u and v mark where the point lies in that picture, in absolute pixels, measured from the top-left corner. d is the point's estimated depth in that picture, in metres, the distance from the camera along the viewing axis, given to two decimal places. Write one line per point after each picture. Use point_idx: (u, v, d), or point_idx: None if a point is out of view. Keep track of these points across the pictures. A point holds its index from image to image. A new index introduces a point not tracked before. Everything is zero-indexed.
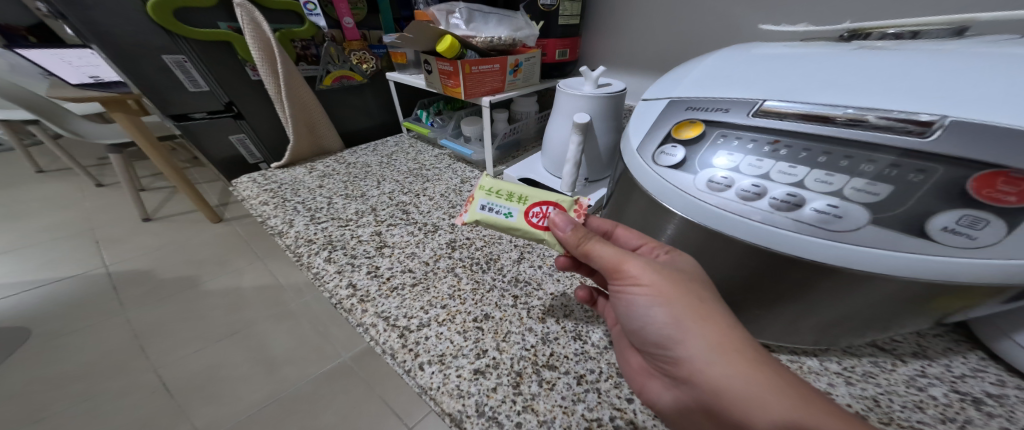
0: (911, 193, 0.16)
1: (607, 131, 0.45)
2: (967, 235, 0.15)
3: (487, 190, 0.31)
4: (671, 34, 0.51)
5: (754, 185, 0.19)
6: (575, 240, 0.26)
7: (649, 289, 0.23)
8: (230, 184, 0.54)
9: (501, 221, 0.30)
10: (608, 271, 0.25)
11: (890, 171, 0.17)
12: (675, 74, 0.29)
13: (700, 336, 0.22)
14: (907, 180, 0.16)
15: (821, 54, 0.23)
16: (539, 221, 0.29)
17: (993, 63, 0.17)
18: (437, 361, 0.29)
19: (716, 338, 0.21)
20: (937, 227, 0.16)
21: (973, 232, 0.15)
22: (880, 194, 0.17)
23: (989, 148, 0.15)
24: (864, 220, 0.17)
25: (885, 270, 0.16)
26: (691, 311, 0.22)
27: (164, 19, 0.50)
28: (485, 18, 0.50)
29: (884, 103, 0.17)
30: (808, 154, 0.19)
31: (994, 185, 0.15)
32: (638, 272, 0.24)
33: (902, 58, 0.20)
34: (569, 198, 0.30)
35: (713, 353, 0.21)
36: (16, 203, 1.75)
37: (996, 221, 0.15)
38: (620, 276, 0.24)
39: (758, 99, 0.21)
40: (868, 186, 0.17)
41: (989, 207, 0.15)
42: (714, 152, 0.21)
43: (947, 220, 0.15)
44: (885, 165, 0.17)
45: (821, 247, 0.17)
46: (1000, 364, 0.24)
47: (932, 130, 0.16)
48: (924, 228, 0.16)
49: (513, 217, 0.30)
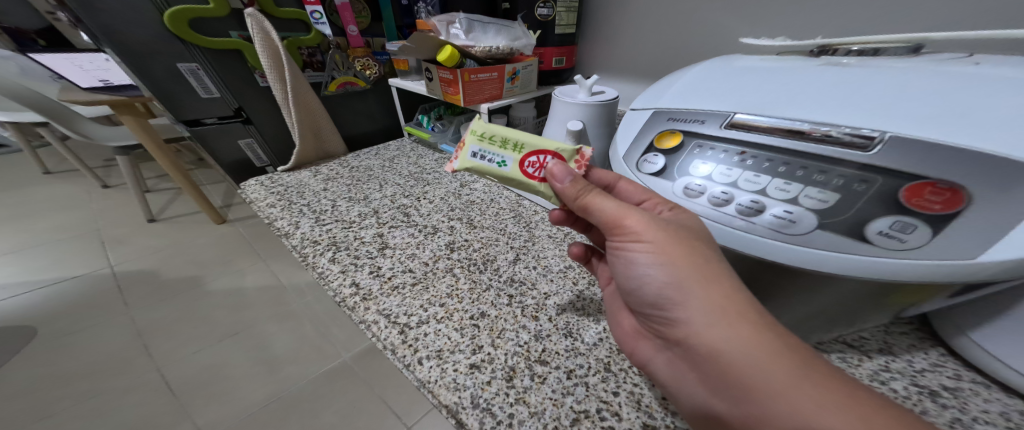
0: (856, 201, 0.18)
1: (601, 137, 0.47)
2: (898, 238, 0.17)
3: (480, 136, 0.29)
4: (664, 43, 0.52)
5: (723, 192, 0.21)
6: (574, 191, 0.25)
7: (651, 247, 0.22)
8: (239, 187, 0.56)
9: (494, 170, 0.28)
10: (609, 226, 0.24)
11: (840, 180, 0.19)
12: (660, 85, 0.31)
13: (701, 295, 0.21)
14: (854, 189, 0.18)
15: (791, 68, 0.25)
16: (534, 171, 0.27)
17: (937, 81, 0.19)
18: (435, 356, 0.31)
19: (713, 297, 0.21)
20: (874, 231, 0.17)
21: (904, 236, 0.17)
22: (828, 201, 0.18)
23: (918, 161, 0.17)
24: (815, 224, 0.18)
25: (836, 270, 0.18)
26: (691, 270, 0.21)
27: (180, 29, 0.53)
28: (484, 28, 0.51)
29: (837, 117, 0.19)
30: (770, 164, 0.21)
31: (922, 195, 0.17)
32: (641, 228, 0.23)
33: (860, 75, 0.21)
34: (570, 147, 0.27)
35: (712, 316, 0.20)
36: (24, 204, 1.78)
37: (922, 227, 0.16)
38: (621, 231, 0.24)
39: (730, 111, 0.23)
40: (820, 194, 0.19)
41: (918, 214, 0.17)
42: (690, 161, 0.23)
43: (881, 225, 0.17)
44: (835, 175, 0.19)
45: (779, 249, 0.19)
46: (959, 359, 0.26)
47: (874, 144, 0.18)
48: (864, 232, 0.18)
49: (507, 166, 0.28)
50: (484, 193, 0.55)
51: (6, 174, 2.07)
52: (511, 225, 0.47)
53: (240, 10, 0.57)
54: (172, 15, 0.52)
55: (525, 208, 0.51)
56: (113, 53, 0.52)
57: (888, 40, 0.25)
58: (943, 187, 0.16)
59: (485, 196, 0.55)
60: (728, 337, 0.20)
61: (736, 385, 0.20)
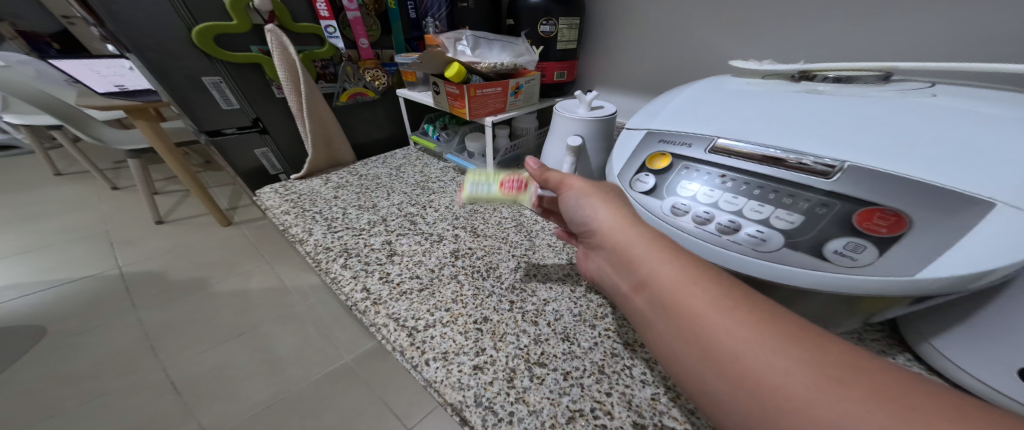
0: (818, 223, 0.20)
1: (598, 150, 0.49)
2: (850, 256, 0.19)
3: (472, 178, 0.42)
4: (661, 60, 0.55)
5: (705, 212, 0.23)
6: (539, 174, 0.31)
7: (577, 190, 0.28)
8: (254, 194, 0.59)
9: (485, 192, 0.40)
10: (556, 188, 0.30)
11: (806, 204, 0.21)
12: (653, 106, 0.33)
13: (607, 212, 0.25)
14: (817, 213, 0.20)
15: (770, 94, 0.27)
16: (508, 187, 0.39)
17: (898, 112, 0.21)
18: (441, 357, 0.33)
19: (622, 216, 0.24)
20: (830, 250, 0.19)
21: (855, 254, 0.19)
22: (794, 222, 0.21)
23: (870, 189, 0.19)
24: (782, 243, 0.21)
25: (799, 283, 0.20)
26: (608, 200, 0.26)
27: (205, 43, 0.56)
28: (489, 45, 0.54)
29: (806, 146, 0.21)
30: (747, 187, 0.23)
31: (872, 219, 0.19)
32: (572, 180, 0.28)
33: (830, 104, 0.23)
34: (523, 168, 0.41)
35: (613, 225, 0.24)
36: (38, 205, 1.83)
37: (871, 247, 0.18)
38: (562, 186, 0.29)
39: (713, 136, 0.25)
40: (789, 217, 0.21)
41: (869, 236, 0.19)
42: (678, 181, 0.25)
43: (837, 245, 0.19)
44: (802, 199, 0.21)
45: (750, 263, 0.21)
46: (923, 364, 0.27)
47: (835, 172, 0.20)
48: (821, 250, 0.20)
49: (493, 189, 0.40)
50: (487, 202, 0.58)
51: (21, 175, 2.13)
52: (513, 234, 0.49)
53: (261, 25, 0.60)
54: (200, 32, 0.55)
55: (526, 217, 0.53)
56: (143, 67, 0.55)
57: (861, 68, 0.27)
58: (889, 214, 0.18)
59: (488, 205, 0.57)
60: (624, 240, 0.23)
61: (632, 278, 0.23)
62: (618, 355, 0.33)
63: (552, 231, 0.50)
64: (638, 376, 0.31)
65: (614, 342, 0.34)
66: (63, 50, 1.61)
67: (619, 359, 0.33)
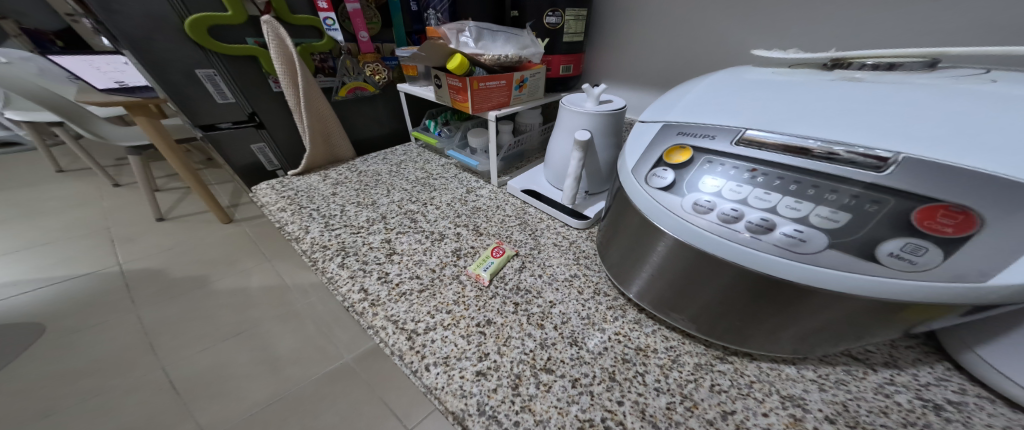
0: (867, 221, 0.19)
1: (606, 146, 0.47)
2: (909, 260, 0.18)
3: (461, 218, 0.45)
4: (673, 53, 0.53)
5: (733, 210, 0.22)
6: None
7: None
8: (250, 191, 0.57)
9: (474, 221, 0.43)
10: None
11: (851, 200, 0.19)
12: (670, 96, 0.31)
13: None
14: (864, 210, 0.19)
15: (801, 83, 0.25)
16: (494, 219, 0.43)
17: (952, 101, 0.19)
18: (442, 363, 0.31)
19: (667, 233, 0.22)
20: (885, 253, 0.18)
21: (915, 258, 0.17)
22: (839, 222, 0.19)
23: (927, 184, 0.17)
24: (824, 244, 0.19)
25: (845, 289, 0.18)
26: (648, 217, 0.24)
27: (198, 34, 0.54)
28: (493, 36, 0.52)
29: (848, 137, 0.19)
30: (781, 182, 0.21)
31: (934, 218, 0.17)
32: None
33: (870, 92, 0.21)
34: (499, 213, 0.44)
35: None
36: (36, 202, 1.82)
37: (933, 249, 0.17)
38: None
39: (740, 127, 0.23)
40: (831, 214, 0.19)
41: (930, 236, 0.17)
42: (701, 176, 0.24)
43: (893, 246, 0.18)
44: (847, 196, 0.19)
45: (791, 267, 0.19)
46: (963, 374, 0.27)
47: (888, 165, 0.18)
48: (874, 252, 0.18)
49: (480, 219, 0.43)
50: (490, 199, 0.56)
51: (21, 171, 2.12)
52: (517, 233, 0.48)
53: (257, 17, 0.58)
54: (192, 22, 0.53)
55: (531, 215, 0.51)
56: (135, 60, 0.53)
57: (901, 55, 0.25)
58: (955, 211, 0.17)
59: (491, 202, 0.55)
60: None
61: None
62: (629, 361, 0.31)
63: (557, 230, 0.48)
64: (651, 384, 0.29)
65: (625, 346, 0.32)
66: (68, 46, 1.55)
67: (630, 366, 0.31)
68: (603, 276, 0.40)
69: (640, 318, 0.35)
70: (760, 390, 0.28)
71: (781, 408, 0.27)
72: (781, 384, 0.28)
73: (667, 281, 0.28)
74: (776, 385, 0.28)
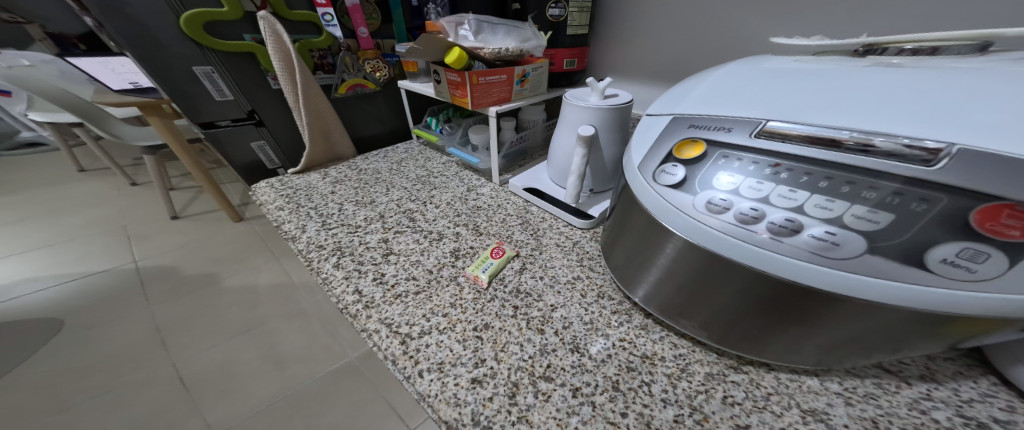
0: (915, 222, 0.16)
1: (612, 143, 0.45)
2: (966, 267, 0.15)
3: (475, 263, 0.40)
4: (683, 44, 0.50)
5: (753, 209, 0.20)
6: None
7: None
8: (249, 188, 0.57)
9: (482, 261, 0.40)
10: None
11: (893, 199, 0.17)
12: (681, 88, 0.29)
13: None
14: (910, 209, 0.17)
15: (829, 70, 0.22)
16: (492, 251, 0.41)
17: (1014, 84, 0.16)
18: (436, 369, 0.29)
19: None
20: (937, 259, 0.16)
21: (973, 265, 0.15)
22: (879, 223, 0.17)
23: (988, 179, 0.15)
24: (861, 248, 0.17)
25: (884, 299, 0.16)
26: None
27: (193, 30, 0.53)
28: (493, 29, 0.50)
29: (891, 127, 0.17)
30: (809, 178, 0.19)
31: (997, 219, 0.15)
32: None
33: (911, 78, 0.19)
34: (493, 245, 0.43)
35: None
36: (56, 200, 1.86)
37: (996, 255, 0.15)
38: None
39: (761, 118, 0.21)
40: (869, 214, 0.17)
41: (992, 241, 0.15)
42: (716, 172, 0.22)
43: (947, 252, 0.16)
44: (887, 193, 0.17)
45: (822, 274, 0.17)
46: (1012, 390, 0.24)
47: (939, 158, 0.16)
48: (923, 258, 0.16)
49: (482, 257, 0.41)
50: (491, 198, 0.54)
51: (43, 170, 2.18)
52: (519, 232, 0.46)
53: (253, 13, 0.57)
54: (187, 19, 0.52)
55: (533, 214, 0.50)
56: (133, 58, 0.53)
57: (946, 37, 0.23)
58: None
59: (492, 201, 0.53)
60: None
61: None
62: (634, 369, 0.29)
63: (560, 230, 0.46)
64: (658, 395, 0.27)
65: (630, 354, 0.30)
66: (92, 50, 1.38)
67: (635, 374, 0.29)
68: (608, 279, 0.38)
69: (647, 323, 0.33)
70: (777, 403, 0.26)
71: (801, 423, 0.25)
72: (802, 397, 0.26)
73: (675, 285, 0.26)
74: (797, 397, 0.26)
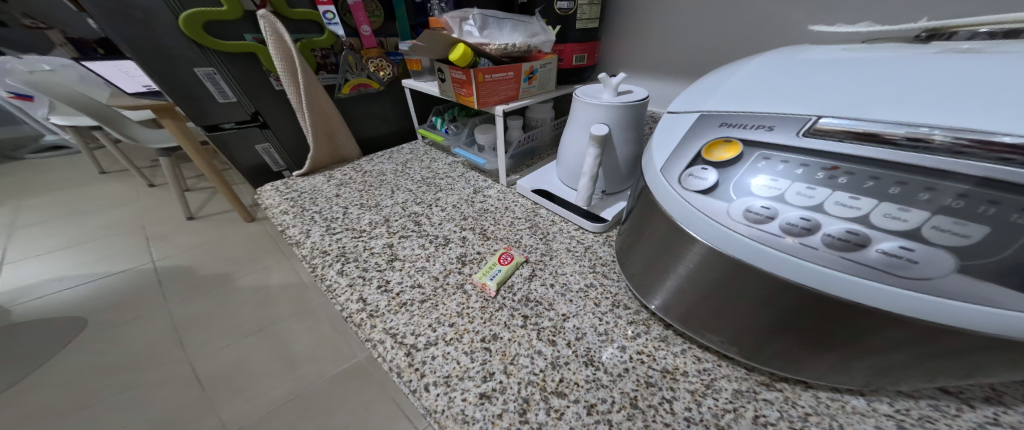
0: (1014, 239, 0.14)
1: (627, 141, 0.43)
2: None
3: (483, 273, 0.38)
4: (703, 37, 0.47)
5: (803, 219, 0.17)
6: None
7: None
8: (254, 191, 0.56)
9: (494, 271, 0.38)
10: None
11: (986, 208, 0.14)
12: (708, 81, 0.26)
13: None
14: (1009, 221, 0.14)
15: (886, 58, 0.20)
16: (501, 258, 0.39)
17: None
18: (442, 383, 0.28)
19: None
20: None
21: None
22: (970, 237, 0.14)
23: None
24: (945, 267, 0.15)
25: (970, 326, 0.14)
26: None
27: (194, 32, 0.52)
28: (499, 24, 0.48)
29: (981, 122, 0.15)
30: (876, 183, 0.17)
31: None
32: None
33: (995, 63, 0.16)
34: (501, 249, 0.42)
35: None
36: (78, 201, 1.91)
37: None
38: None
39: (810, 115, 0.19)
40: (953, 226, 0.15)
41: None
42: (754, 173, 0.20)
43: None
44: (979, 200, 0.15)
45: (891, 295, 0.15)
46: None
47: None
48: None
49: (493, 265, 0.39)
50: (499, 200, 0.52)
51: (65, 172, 2.23)
52: (527, 237, 0.44)
53: (254, 12, 0.55)
54: (186, 18, 0.51)
55: (542, 217, 0.48)
56: (135, 60, 0.52)
57: None
58: None
59: (500, 204, 0.51)
60: None
61: None
62: (654, 385, 0.27)
63: (571, 234, 0.44)
64: (681, 413, 0.25)
65: (649, 368, 0.28)
66: (110, 54, 1.38)
67: (655, 391, 0.27)
68: (623, 287, 0.36)
69: (667, 334, 0.31)
70: (817, 424, 0.24)
71: None
72: (846, 419, 0.24)
73: (699, 296, 0.23)
74: (839, 419, 0.24)
